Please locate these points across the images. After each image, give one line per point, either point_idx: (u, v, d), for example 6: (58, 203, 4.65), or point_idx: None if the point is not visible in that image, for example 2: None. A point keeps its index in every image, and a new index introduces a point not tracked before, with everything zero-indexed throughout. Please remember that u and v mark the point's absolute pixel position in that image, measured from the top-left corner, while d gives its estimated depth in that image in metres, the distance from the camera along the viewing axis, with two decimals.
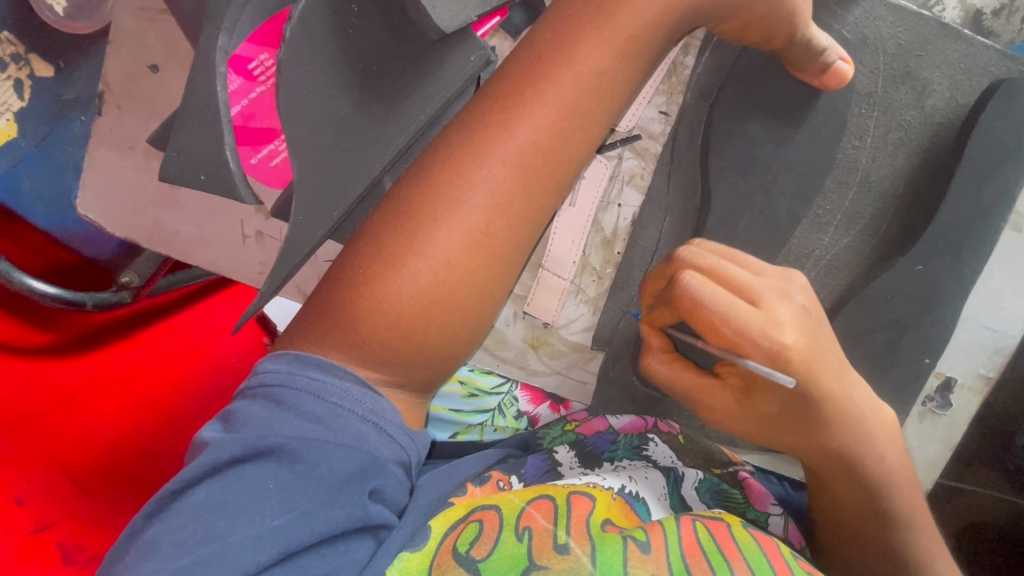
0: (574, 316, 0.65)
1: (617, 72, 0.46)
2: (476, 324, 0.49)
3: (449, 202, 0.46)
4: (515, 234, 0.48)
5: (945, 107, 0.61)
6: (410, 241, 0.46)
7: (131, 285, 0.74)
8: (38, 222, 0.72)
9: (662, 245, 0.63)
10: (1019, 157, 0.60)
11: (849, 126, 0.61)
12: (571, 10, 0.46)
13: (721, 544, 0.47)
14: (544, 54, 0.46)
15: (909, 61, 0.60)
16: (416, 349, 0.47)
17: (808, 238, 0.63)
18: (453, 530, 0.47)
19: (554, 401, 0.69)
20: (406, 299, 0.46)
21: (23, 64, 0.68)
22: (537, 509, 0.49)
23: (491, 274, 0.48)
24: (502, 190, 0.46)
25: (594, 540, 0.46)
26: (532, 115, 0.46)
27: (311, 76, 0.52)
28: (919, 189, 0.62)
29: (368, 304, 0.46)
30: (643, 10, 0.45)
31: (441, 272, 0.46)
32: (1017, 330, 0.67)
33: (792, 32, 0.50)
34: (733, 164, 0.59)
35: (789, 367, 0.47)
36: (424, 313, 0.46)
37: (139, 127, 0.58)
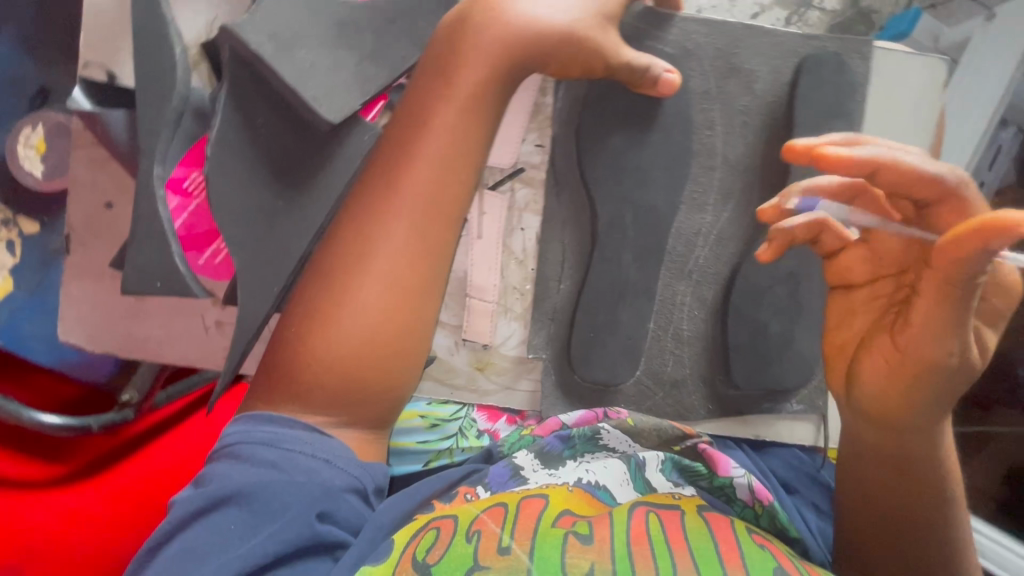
0: (508, 333, 0.72)
1: (468, 123, 0.57)
2: (408, 359, 0.57)
3: (355, 257, 0.55)
4: (415, 267, 0.56)
5: (773, 88, 0.71)
6: (330, 295, 0.55)
7: (132, 401, 0.78)
8: (36, 358, 0.79)
9: (568, 254, 0.71)
10: (844, 114, 0.69)
11: (698, 120, 0.70)
12: (421, 86, 0.57)
13: (669, 534, 0.53)
14: (411, 122, 0.57)
15: (730, 59, 0.70)
16: (356, 387, 0.54)
17: (693, 219, 0.72)
18: (412, 540, 0.52)
19: (511, 413, 0.74)
20: (338, 348, 0.54)
21: (12, 226, 0.79)
22: (490, 515, 0.54)
23: (409, 314, 0.56)
24: (402, 236, 0.55)
25: (536, 538, 0.52)
26: (410, 174, 0.56)
27: (233, 181, 0.63)
28: (774, 158, 0.71)
29: (303, 356, 0.54)
30: (476, 72, 0.56)
31: (360, 315, 0.54)
32: None
33: (606, 62, 0.59)
34: (606, 173, 0.69)
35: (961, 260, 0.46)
36: (353, 354, 0.54)
37: (103, 254, 0.68)
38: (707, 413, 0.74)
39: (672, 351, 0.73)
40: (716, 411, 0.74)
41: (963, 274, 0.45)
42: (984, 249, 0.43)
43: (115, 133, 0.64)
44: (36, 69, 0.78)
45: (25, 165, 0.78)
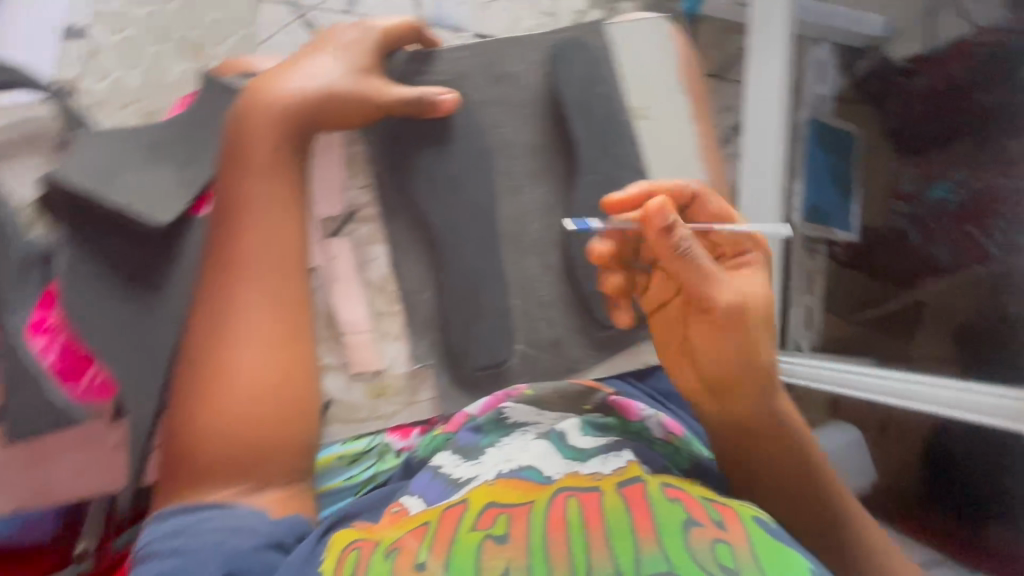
0: (393, 353, 0.79)
1: (279, 196, 0.67)
2: (295, 410, 0.64)
3: (217, 339, 0.63)
4: (269, 326, 0.64)
5: (538, 77, 0.84)
6: (204, 381, 0.62)
7: (88, 551, 0.73)
8: None
9: (420, 267, 0.79)
10: (599, 79, 0.83)
11: (487, 123, 0.82)
12: (227, 178, 0.66)
13: (587, 515, 0.49)
14: (226, 210, 0.66)
15: (495, 68, 0.83)
16: (254, 448, 0.61)
17: (515, 202, 0.82)
18: (336, 563, 0.52)
19: (421, 424, 0.78)
20: (224, 422, 0.60)
21: None
22: (411, 534, 0.53)
23: (282, 370, 0.64)
24: (251, 304, 0.64)
25: (453, 549, 0.49)
26: (243, 252, 0.65)
27: (91, 306, 0.68)
28: (561, 131, 0.83)
29: (195, 440, 0.60)
30: (267, 154, 0.67)
31: (237, 386, 0.61)
32: (697, 176, 0.87)
33: (374, 106, 0.71)
34: (424, 189, 0.78)
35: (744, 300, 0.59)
36: (241, 420, 0.61)
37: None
38: (591, 359, 0.82)
39: (541, 317, 0.81)
40: (598, 354, 0.82)
41: (671, 249, 0.55)
42: (666, 224, 0.54)
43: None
44: None
45: None
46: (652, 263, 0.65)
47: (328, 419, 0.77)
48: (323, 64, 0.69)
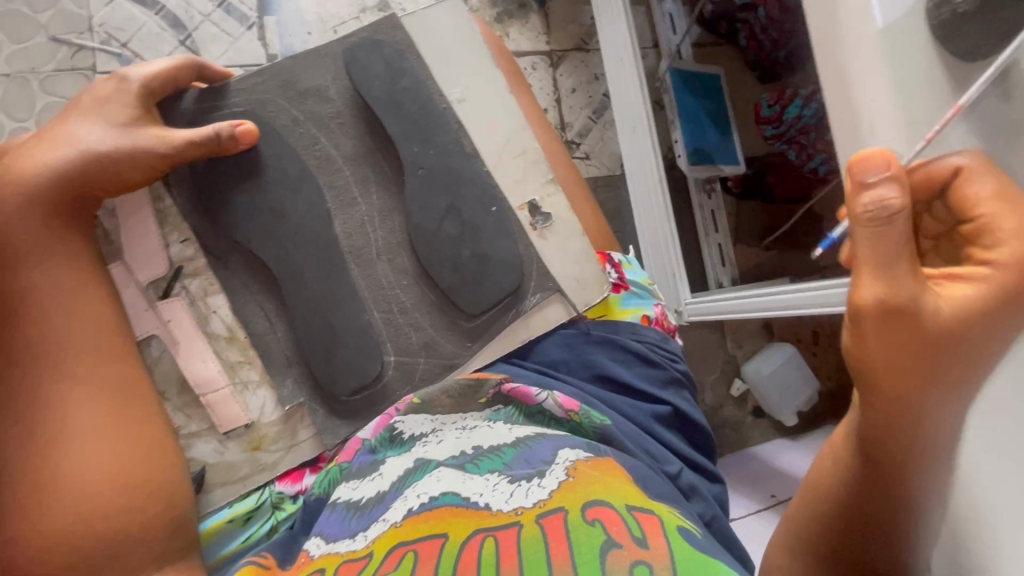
0: (259, 401, 0.74)
1: (78, 286, 0.68)
2: (149, 497, 0.65)
3: (41, 446, 0.62)
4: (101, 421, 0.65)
5: (343, 86, 0.82)
6: (37, 489, 0.62)
7: None
8: None
9: (265, 306, 0.76)
10: (404, 74, 0.82)
11: (301, 144, 0.80)
12: (15, 280, 0.65)
13: (501, 554, 0.47)
14: (22, 313, 0.65)
15: (297, 87, 0.81)
16: (107, 540, 0.62)
17: (351, 215, 0.80)
18: None
19: (311, 464, 0.75)
20: (71, 520, 0.61)
21: None
22: None
23: (128, 461, 0.64)
24: (78, 407, 0.64)
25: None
26: (53, 351, 0.65)
27: None
28: (380, 132, 0.82)
29: (44, 547, 0.61)
30: (53, 250, 0.68)
31: (74, 486, 0.62)
32: (530, 141, 0.86)
33: (153, 156, 0.71)
34: (247, 226, 0.75)
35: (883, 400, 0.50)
36: (86, 517, 0.62)
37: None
38: (470, 345, 0.80)
39: (407, 323, 0.79)
40: (475, 340, 0.80)
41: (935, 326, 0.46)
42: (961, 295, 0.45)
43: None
44: None
45: None
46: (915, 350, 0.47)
47: (208, 487, 0.73)
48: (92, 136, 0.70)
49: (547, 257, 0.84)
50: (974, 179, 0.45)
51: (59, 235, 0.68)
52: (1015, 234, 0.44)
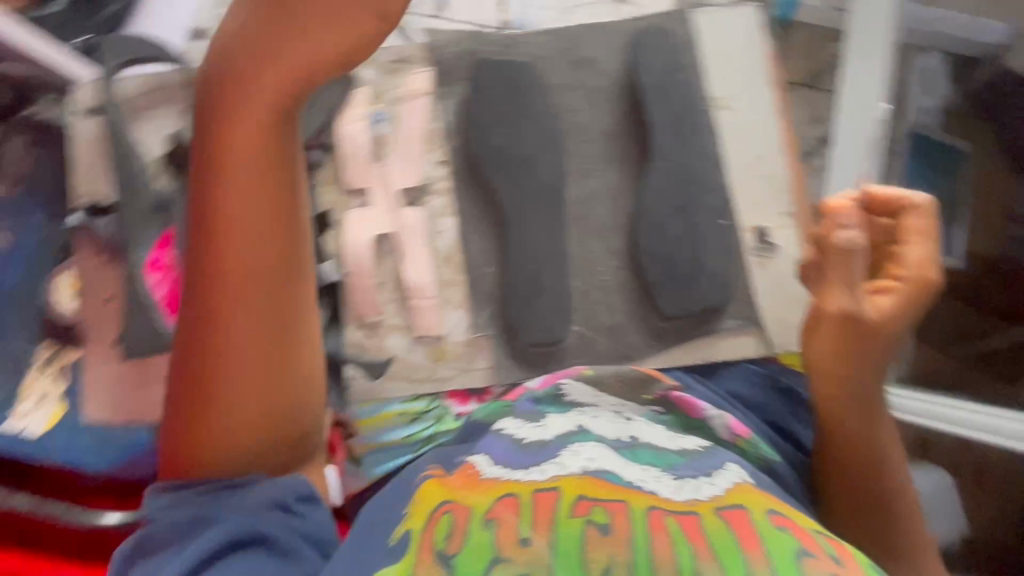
0: (454, 321, 0.81)
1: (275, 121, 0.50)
2: (298, 366, 0.56)
3: (198, 310, 0.51)
4: (225, 260, 0.50)
5: (618, 62, 0.84)
6: (201, 375, 0.52)
7: None
8: None
9: (486, 240, 0.82)
10: (681, 67, 0.82)
11: (563, 106, 0.84)
12: (209, 99, 0.50)
13: (689, 533, 0.51)
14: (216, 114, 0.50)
15: (576, 53, 0.85)
16: (255, 460, 0.56)
17: (585, 184, 0.83)
18: (427, 531, 0.55)
19: (478, 393, 0.81)
20: (227, 431, 0.53)
21: None
22: (503, 507, 0.54)
23: (267, 328, 0.52)
24: (242, 253, 0.50)
25: (556, 530, 0.51)
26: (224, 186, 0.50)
27: (195, 249, 0.76)
28: (638, 116, 0.83)
29: (190, 445, 0.54)
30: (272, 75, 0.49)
31: (240, 396, 0.52)
32: (777, 168, 0.84)
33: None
34: (497, 165, 0.81)
35: (896, 254, 0.61)
36: (243, 436, 0.54)
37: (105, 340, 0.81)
38: (652, 346, 0.81)
39: (602, 301, 0.81)
40: (658, 343, 0.81)
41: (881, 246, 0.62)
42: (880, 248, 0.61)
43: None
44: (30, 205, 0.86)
45: None
46: (883, 243, 0.63)
47: (389, 377, 0.81)
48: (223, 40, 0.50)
49: (757, 287, 0.82)
50: (846, 214, 0.57)
51: (250, 53, 0.49)
52: (917, 262, 0.60)
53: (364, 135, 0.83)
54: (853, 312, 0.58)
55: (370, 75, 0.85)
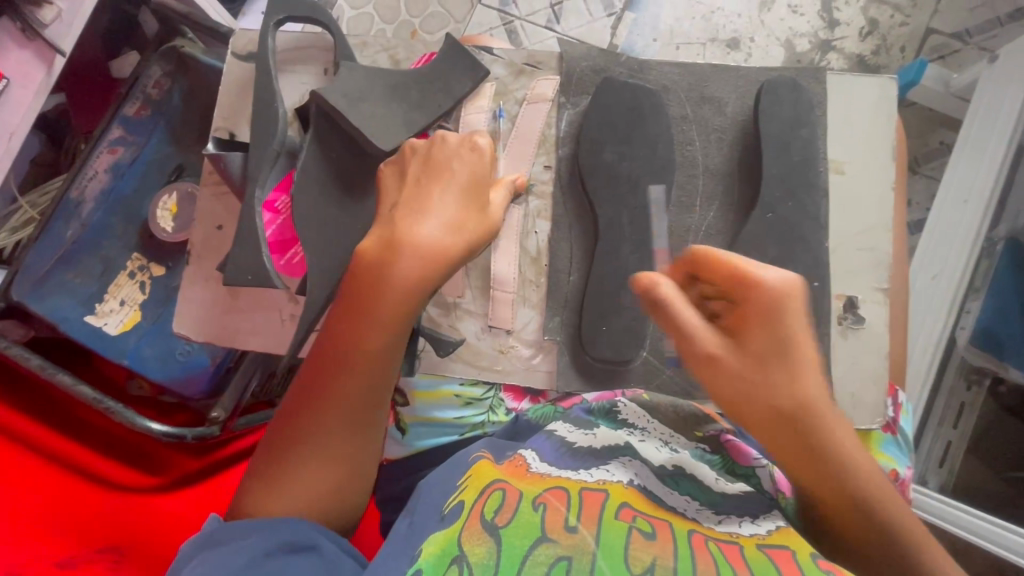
0: (527, 319, 0.84)
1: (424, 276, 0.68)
2: (368, 402, 0.67)
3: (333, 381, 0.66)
4: (333, 360, 0.66)
5: (740, 109, 0.86)
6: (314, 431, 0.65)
7: (219, 419, 1.00)
8: (153, 375, 1.03)
9: (575, 249, 0.84)
10: (805, 124, 0.82)
11: (679, 139, 0.86)
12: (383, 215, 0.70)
13: (730, 557, 0.53)
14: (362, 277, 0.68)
15: (701, 91, 0.87)
16: (340, 489, 0.66)
17: (683, 218, 0.84)
18: (478, 503, 0.63)
19: (534, 393, 0.83)
20: (323, 475, 0.65)
21: (145, 270, 1.06)
22: (552, 495, 0.61)
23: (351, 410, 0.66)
24: (348, 362, 0.66)
25: (603, 524, 0.56)
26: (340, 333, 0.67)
27: (309, 198, 0.82)
28: (750, 164, 0.84)
29: (292, 486, 0.64)
30: (415, 254, 0.68)
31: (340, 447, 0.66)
32: (883, 243, 0.82)
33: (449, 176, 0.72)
34: (603, 181, 0.83)
35: (743, 322, 0.58)
36: (334, 475, 0.65)
37: (201, 264, 0.88)
38: None
39: None
40: None
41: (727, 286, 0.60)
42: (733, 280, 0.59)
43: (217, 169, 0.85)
44: (174, 151, 1.09)
45: (161, 223, 1.04)
46: (726, 284, 0.60)
47: (453, 356, 0.83)
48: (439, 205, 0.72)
49: (838, 356, 0.79)
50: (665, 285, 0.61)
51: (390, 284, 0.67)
52: (761, 343, 0.57)
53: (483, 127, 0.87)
54: (717, 367, 0.58)
55: (500, 73, 0.90)
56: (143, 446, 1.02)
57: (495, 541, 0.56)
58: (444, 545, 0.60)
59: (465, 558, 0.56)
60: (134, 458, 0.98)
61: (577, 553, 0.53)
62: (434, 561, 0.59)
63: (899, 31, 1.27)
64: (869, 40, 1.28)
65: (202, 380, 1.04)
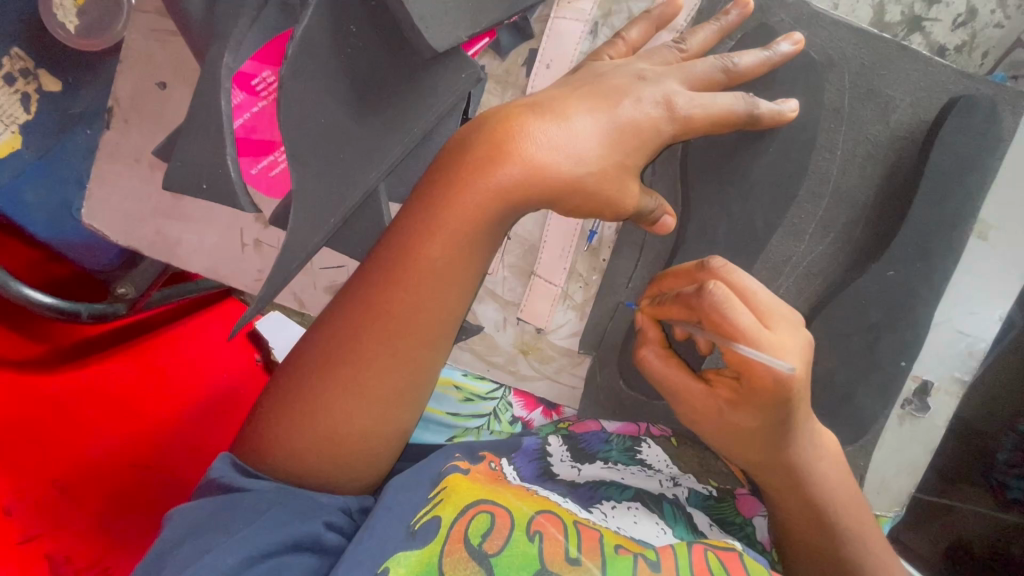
0: (562, 321, 0.68)
1: (460, 257, 0.50)
2: (374, 382, 0.52)
3: (347, 360, 0.52)
4: (354, 347, 0.52)
5: (908, 122, 0.64)
6: (314, 394, 0.53)
7: (127, 296, 0.82)
8: (35, 230, 0.77)
9: (647, 250, 0.66)
10: (977, 168, 0.63)
11: (820, 141, 0.64)
12: (436, 199, 0.49)
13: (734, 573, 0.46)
14: (400, 272, 0.51)
15: (872, 80, 0.64)
16: (332, 469, 0.55)
17: (785, 245, 0.66)
18: (463, 517, 0.50)
19: (547, 406, 0.71)
20: (317, 439, 0.53)
21: (32, 79, 0.76)
22: (548, 518, 0.50)
23: (363, 395, 0.52)
24: (374, 341, 0.52)
25: (606, 556, 0.47)
26: (380, 321, 0.51)
27: (310, 91, 0.57)
28: (889, 197, 0.65)
29: (269, 438, 0.54)
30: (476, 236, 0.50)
31: (338, 427, 0.53)
32: (986, 334, 0.69)
33: (617, 214, 0.51)
34: (711, 176, 0.63)
35: (730, 342, 0.50)
36: (321, 445, 0.54)
37: (138, 135, 0.62)
38: None
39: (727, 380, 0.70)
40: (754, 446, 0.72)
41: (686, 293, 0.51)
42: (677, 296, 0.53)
43: (186, 3, 0.57)
44: None
45: (59, 16, 0.74)
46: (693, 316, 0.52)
47: (463, 344, 0.70)
48: (584, 131, 0.48)
49: (884, 440, 0.72)
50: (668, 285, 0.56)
51: (430, 268, 0.50)
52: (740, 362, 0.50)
53: (576, 48, 0.62)
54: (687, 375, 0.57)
55: None
56: (9, 308, 0.80)
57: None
58: (422, 568, 0.47)
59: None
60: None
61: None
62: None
63: (993, 24, 0.76)
64: (959, 29, 0.76)
65: (110, 250, 0.83)
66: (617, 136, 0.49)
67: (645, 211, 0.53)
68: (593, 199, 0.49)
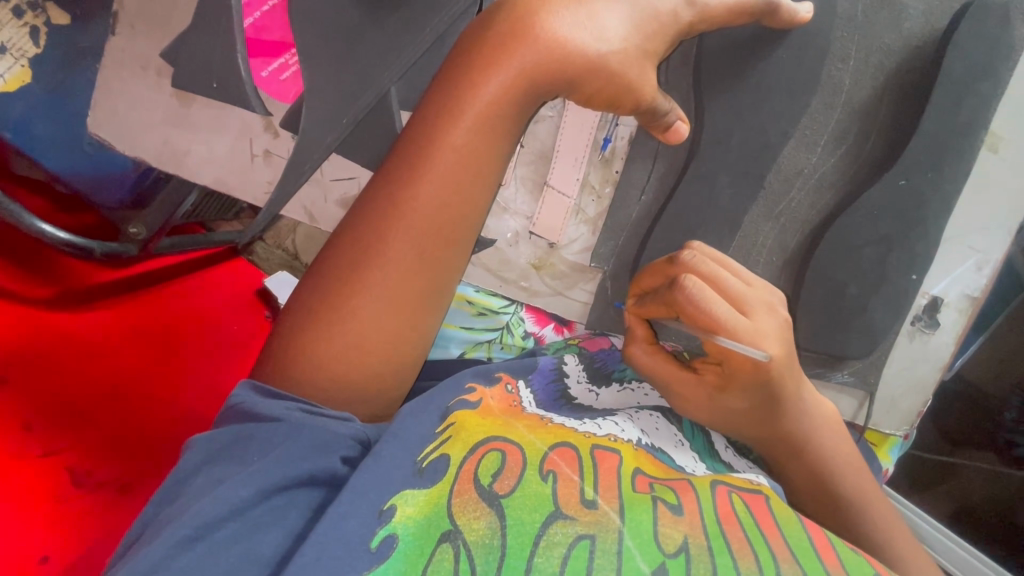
0: (575, 236, 0.70)
1: (479, 149, 0.50)
2: (396, 293, 0.51)
3: (375, 257, 0.51)
4: (380, 252, 0.51)
5: (920, 31, 0.64)
6: (343, 293, 0.51)
7: (138, 237, 0.74)
8: (46, 164, 0.67)
9: (658, 163, 0.67)
10: (991, 74, 0.62)
11: (834, 49, 0.64)
12: (457, 86, 0.49)
13: (759, 518, 0.43)
14: (421, 156, 0.50)
15: None
16: (354, 384, 0.52)
17: (797, 157, 0.66)
18: (473, 456, 0.46)
19: (558, 322, 0.73)
20: (346, 348, 0.51)
21: (39, 12, 0.66)
22: (561, 456, 0.46)
23: (390, 303, 0.51)
24: (399, 246, 0.50)
25: (624, 498, 0.43)
26: (406, 216, 0.50)
27: None
28: (902, 106, 0.65)
29: (296, 345, 0.52)
30: (497, 123, 0.50)
31: (366, 332, 0.51)
32: (997, 249, 0.70)
33: (637, 102, 0.49)
34: (722, 84, 0.64)
35: (716, 335, 0.49)
36: (345, 353, 0.51)
37: None
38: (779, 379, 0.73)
39: None
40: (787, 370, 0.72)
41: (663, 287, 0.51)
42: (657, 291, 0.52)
43: None
44: None
45: None
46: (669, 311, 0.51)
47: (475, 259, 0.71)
48: (608, 11, 0.47)
49: (893, 357, 0.72)
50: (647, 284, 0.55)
51: (456, 160, 0.50)
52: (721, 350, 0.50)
53: None
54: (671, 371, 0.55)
55: None
56: (20, 242, 0.76)
57: (499, 518, 0.41)
58: (430, 509, 0.43)
59: (460, 535, 0.41)
60: (6, 255, 0.73)
61: (601, 531, 0.40)
62: (415, 529, 0.42)
63: None
64: None
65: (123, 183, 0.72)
66: (639, 20, 0.48)
67: (659, 112, 0.51)
68: (615, 82, 0.48)
